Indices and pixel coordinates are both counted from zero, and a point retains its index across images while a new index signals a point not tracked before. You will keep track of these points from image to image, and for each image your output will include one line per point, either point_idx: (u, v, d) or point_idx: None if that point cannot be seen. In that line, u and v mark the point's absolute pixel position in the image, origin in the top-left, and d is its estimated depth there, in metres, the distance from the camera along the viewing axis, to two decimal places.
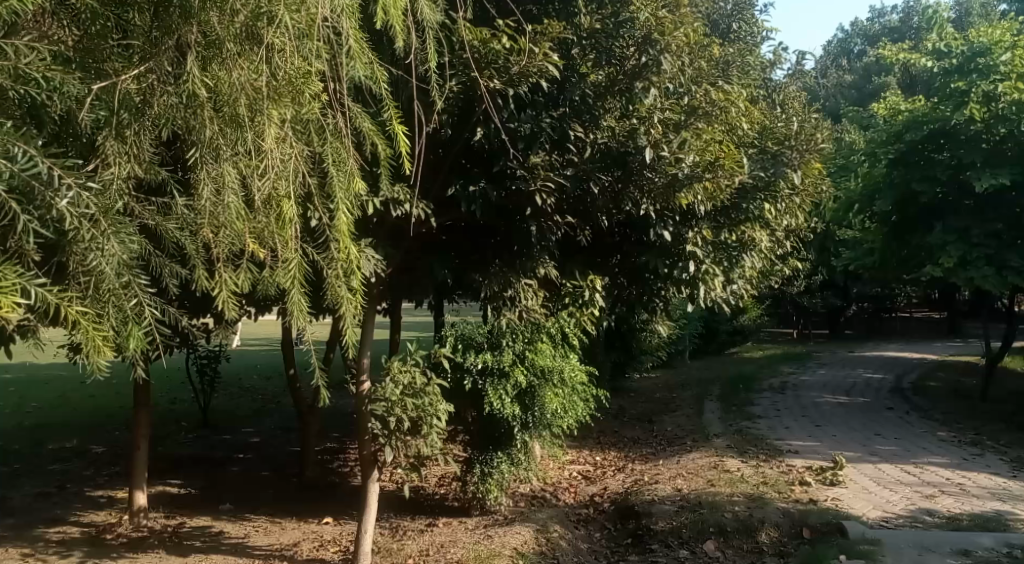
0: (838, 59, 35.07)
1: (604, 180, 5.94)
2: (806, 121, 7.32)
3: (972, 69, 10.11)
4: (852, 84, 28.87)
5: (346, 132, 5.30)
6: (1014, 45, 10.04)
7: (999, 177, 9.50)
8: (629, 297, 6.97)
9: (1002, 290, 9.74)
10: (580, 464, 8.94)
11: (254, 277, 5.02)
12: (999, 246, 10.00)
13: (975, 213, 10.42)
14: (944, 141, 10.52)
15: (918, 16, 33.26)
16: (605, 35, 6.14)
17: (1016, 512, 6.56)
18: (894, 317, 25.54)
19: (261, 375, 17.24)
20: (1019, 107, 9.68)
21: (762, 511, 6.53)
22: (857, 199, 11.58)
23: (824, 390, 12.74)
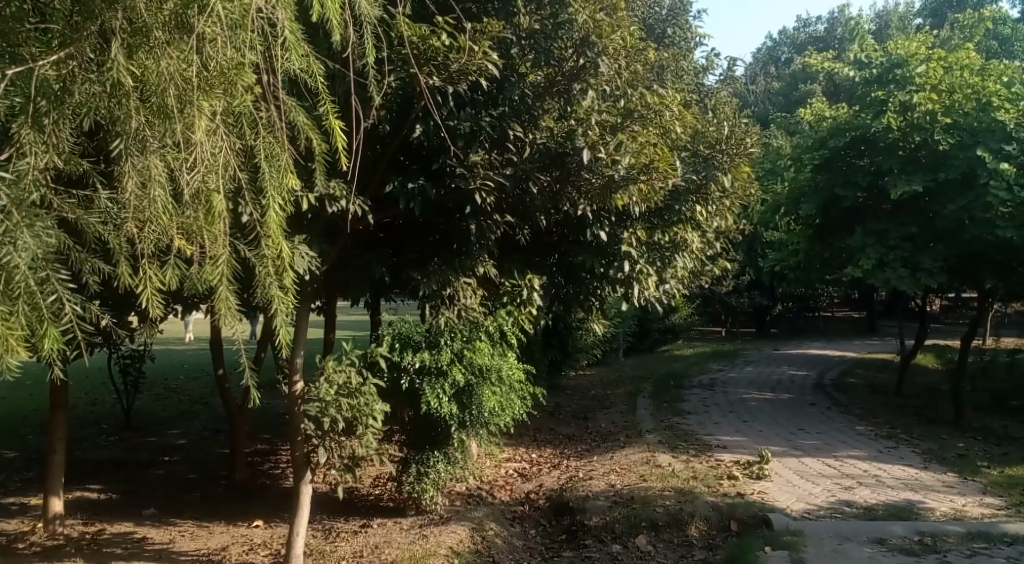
0: (765, 66, 36.00)
1: (542, 180, 6.04)
2: (737, 125, 7.54)
3: (890, 79, 10.66)
4: (780, 90, 29.68)
5: (280, 127, 5.22)
6: (929, 58, 10.52)
7: (913, 184, 9.94)
8: (566, 296, 7.03)
9: (916, 290, 10.17)
10: (517, 462, 9.00)
11: (181, 275, 4.89)
12: (914, 248, 10.45)
13: (891, 217, 10.86)
14: (865, 147, 10.95)
15: (840, 27, 34.41)
16: (544, 36, 6.24)
17: (927, 502, 6.89)
18: (817, 317, 26.38)
19: (188, 375, 16.78)
20: (933, 116, 10.12)
21: (691, 505, 6.69)
22: (783, 203, 11.99)
23: (749, 387, 13.11)
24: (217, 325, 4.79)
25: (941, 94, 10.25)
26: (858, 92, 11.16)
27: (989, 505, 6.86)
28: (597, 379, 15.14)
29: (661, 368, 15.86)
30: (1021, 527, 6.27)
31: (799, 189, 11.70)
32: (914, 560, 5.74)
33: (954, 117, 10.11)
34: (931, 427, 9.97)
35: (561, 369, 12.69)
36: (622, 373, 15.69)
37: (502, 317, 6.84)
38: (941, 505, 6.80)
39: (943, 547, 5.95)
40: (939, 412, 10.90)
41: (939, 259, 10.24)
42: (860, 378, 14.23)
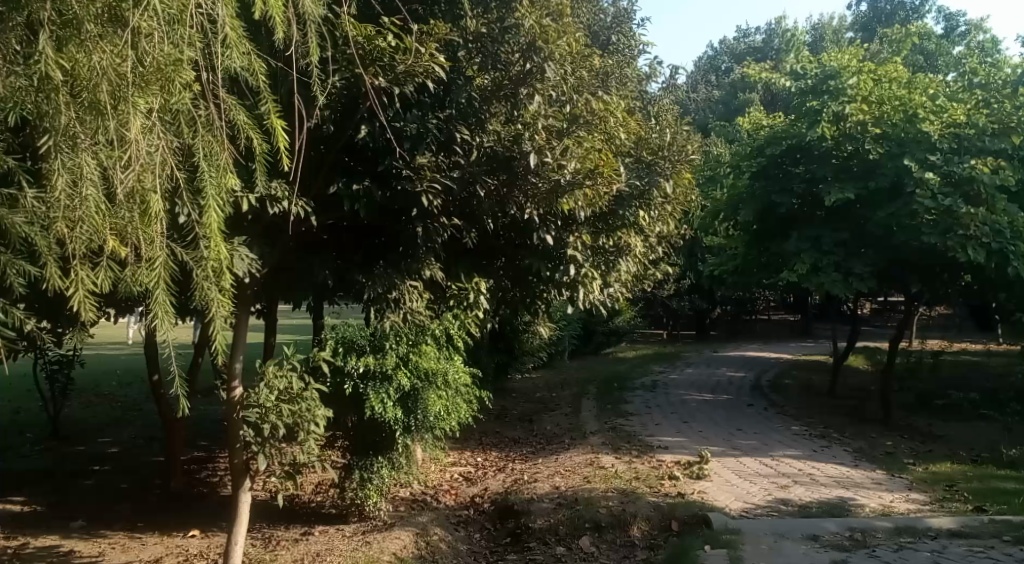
0: (705, 74, 36.71)
1: (490, 183, 6.19)
2: (678, 132, 7.72)
3: (824, 90, 10.88)
4: (720, 98, 30.35)
5: (219, 125, 5.14)
6: (860, 71, 10.79)
7: (845, 192, 10.27)
8: (512, 299, 7.25)
9: (848, 294, 10.50)
10: (462, 466, 8.98)
11: (113, 277, 4.75)
12: (846, 254, 10.80)
13: (825, 223, 11.22)
14: (800, 156, 11.31)
15: (778, 38, 35.34)
16: (490, 39, 6.40)
17: (857, 499, 7.12)
18: (754, 321, 27.01)
19: (120, 381, 16.26)
20: (864, 127, 10.58)
21: (634, 506, 6.79)
22: (722, 209, 12.36)
23: (689, 389, 13.36)
24: (153, 329, 4.65)
25: (872, 106, 10.56)
26: (795, 102, 11.42)
27: (916, 500, 7.14)
28: (541, 383, 15.22)
29: (604, 371, 16.03)
30: (945, 522, 6.53)
31: (738, 195, 12.04)
32: (846, 556, 5.94)
33: (884, 127, 10.49)
34: (860, 427, 10.32)
35: (507, 372, 12.73)
36: (566, 376, 15.81)
37: (448, 320, 6.91)
38: (872, 502, 7.04)
39: (872, 542, 6.17)
40: (868, 413, 11.28)
41: (868, 264, 10.61)
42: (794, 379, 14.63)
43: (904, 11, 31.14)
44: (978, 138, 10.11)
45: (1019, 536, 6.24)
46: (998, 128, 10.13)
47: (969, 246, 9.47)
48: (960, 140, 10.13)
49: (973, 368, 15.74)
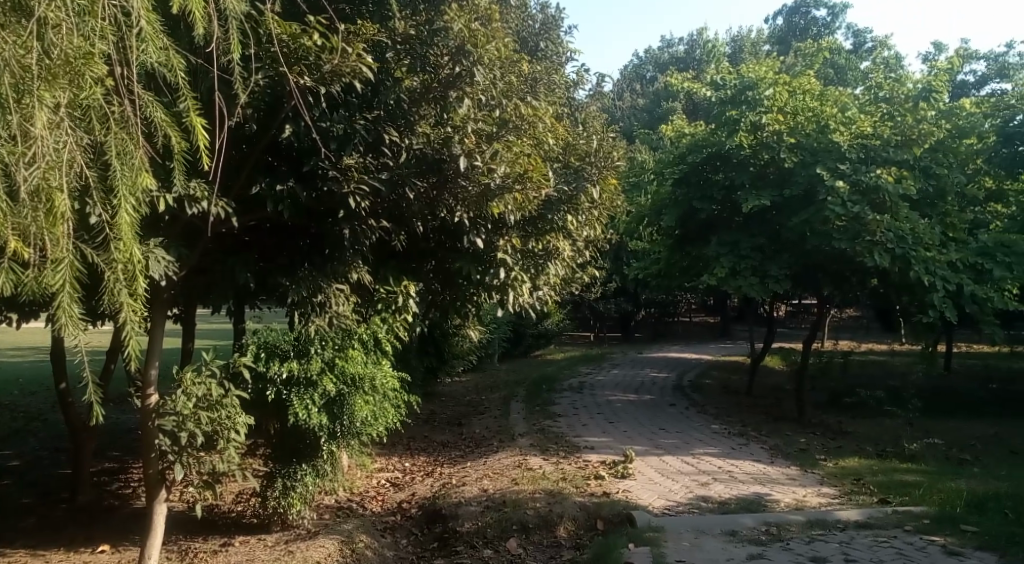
0: (629, 83, 37.53)
1: (419, 186, 6.32)
2: (603, 139, 7.91)
3: (743, 100, 11.37)
4: (644, 107, 31.23)
5: (133, 122, 4.98)
6: (776, 82, 11.39)
7: (761, 199, 10.66)
8: (442, 303, 7.28)
9: (764, 296, 10.88)
10: (389, 472, 8.90)
11: (15, 282, 4.43)
12: (762, 258, 11.17)
13: (742, 229, 11.63)
14: (720, 164, 11.68)
15: (699, 49, 36.51)
16: (419, 41, 6.57)
17: (773, 494, 7.40)
18: (676, 323, 27.81)
19: (26, 390, 15.48)
20: (780, 136, 11.01)
21: (560, 506, 6.88)
22: (646, 214, 12.72)
23: (614, 390, 13.60)
24: (59, 335, 4.49)
25: (787, 116, 11.06)
26: (714, 111, 11.78)
27: (826, 495, 7.46)
28: (470, 386, 15.25)
29: (531, 373, 16.18)
30: (853, 514, 6.85)
31: (661, 201, 12.39)
32: (762, 550, 6.17)
33: (798, 137, 10.93)
34: (774, 425, 10.72)
35: (435, 377, 12.71)
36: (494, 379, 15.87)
37: (375, 324, 6.99)
38: (786, 497, 7.33)
39: (786, 536, 6.42)
40: (783, 411, 11.75)
41: (784, 268, 11.02)
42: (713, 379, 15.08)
43: (816, 27, 35.29)
44: (883, 149, 10.56)
45: (920, 525, 6.59)
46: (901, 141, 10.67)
47: (876, 250, 9.97)
48: (867, 150, 10.60)
49: (877, 369, 16.53)
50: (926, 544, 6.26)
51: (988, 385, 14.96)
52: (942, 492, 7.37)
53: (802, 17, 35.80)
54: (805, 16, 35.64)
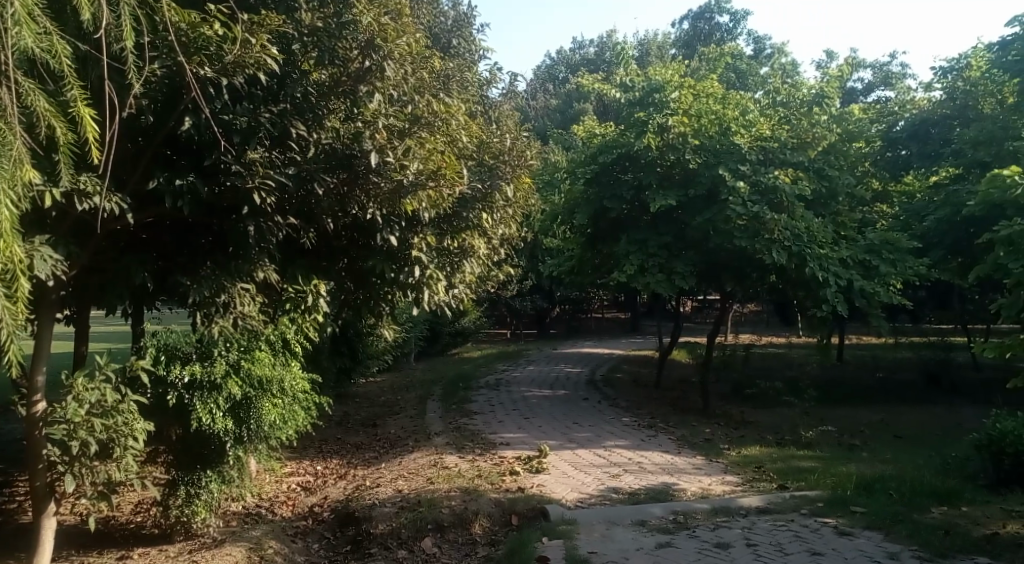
0: (543, 83, 37.99)
1: (328, 181, 6.23)
2: (517, 138, 8.04)
3: (651, 102, 11.63)
4: (557, 106, 31.94)
5: (12, 111, 4.70)
6: (681, 85, 11.70)
7: (669, 199, 11.01)
8: (355, 302, 7.18)
9: (671, 291, 11.19)
10: (300, 476, 8.70)
11: None
12: (668, 256, 11.49)
13: (651, 228, 11.97)
14: (628, 164, 11.93)
15: (609, 51, 37.12)
16: (327, 34, 6.51)
17: (680, 484, 7.65)
18: (590, 318, 28.73)
19: None
20: (684, 138, 11.28)
21: (475, 503, 6.90)
22: (560, 212, 12.95)
23: (529, 385, 13.73)
24: None
25: (691, 118, 11.31)
26: (624, 113, 12.10)
27: (729, 482, 7.78)
28: (385, 385, 15.11)
29: (446, 372, 16.18)
30: (754, 500, 7.16)
31: (574, 201, 12.61)
32: (670, 538, 6.37)
33: (702, 139, 11.28)
34: (681, 416, 11.12)
35: (348, 377, 12.52)
36: (410, 378, 15.81)
37: (284, 325, 7.20)
38: (692, 485, 7.60)
39: (692, 523, 6.66)
40: (689, 403, 12.19)
41: (690, 264, 11.35)
42: (624, 373, 15.48)
43: (720, 32, 37.24)
44: (781, 150, 11.34)
45: (815, 508, 6.97)
46: (796, 143, 11.51)
47: (774, 248, 10.44)
48: (767, 152, 11.34)
49: (775, 360, 17.38)
50: (820, 526, 6.62)
51: (875, 375, 15.91)
52: (835, 476, 7.81)
53: (705, 22, 37.58)
54: (709, 21, 37.51)
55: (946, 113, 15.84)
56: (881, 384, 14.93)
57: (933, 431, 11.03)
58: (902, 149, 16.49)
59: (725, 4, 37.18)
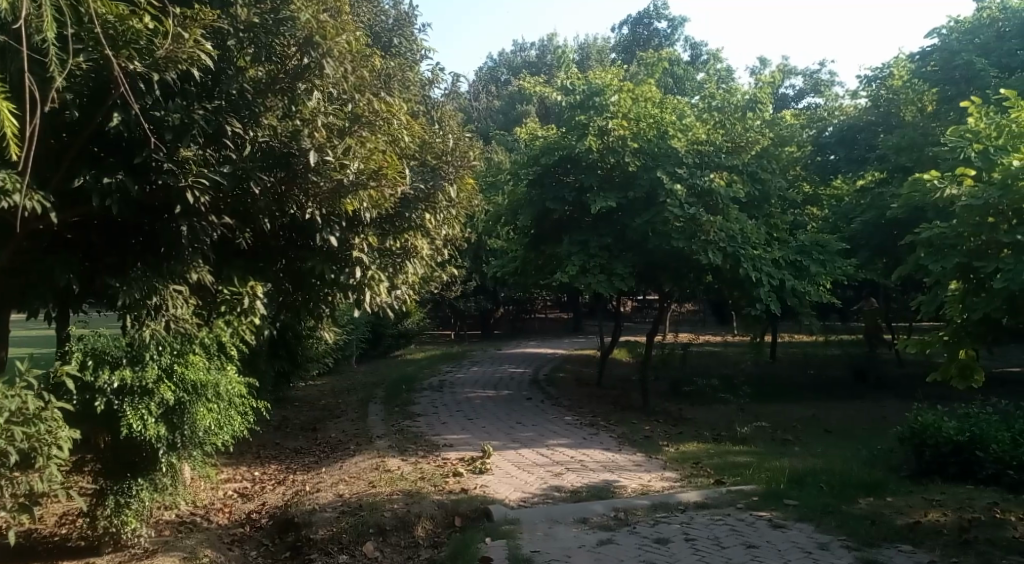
0: (485, 84, 37.94)
1: (265, 180, 6.17)
2: (459, 139, 8.07)
3: (590, 106, 11.78)
4: (499, 109, 32.16)
5: None
6: (619, 90, 11.86)
7: (609, 201, 11.16)
8: (293, 303, 7.19)
9: (612, 293, 11.32)
10: (237, 482, 8.53)
11: None
12: (610, 257, 11.61)
13: (592, 228, 12.06)
14: (570, 166, 12.04)
15: (551, 54, 37.34)
16: (264, 30, 6.39)
17: (620, 481, 7.75)
18: (534, 318, 29.09)
19: None
20: (624, 141, 11.47)
21: (418, 506, 6.86)
22: (503, 214, 13.03)
23: (473, 386, 13.71)
24: None
25: (630, 122, 11.52)
26: (565, 116, 12.14)
27: (668, 479, 7.93)
28: (326, 389, 14.92)
29: (389, 375, 16.05)
30: (692, 496, 7.31)
31: (517, 202, 12.69)
32: (611, 535, 6.44)
33: (641, 142, 11.44)
34: (621, 414, 11.29)
35: (288, 381, 12.26)
36: (352, 382, 15.66)
37: (218, 328, 6.92)
38: (632, 482, 7.72)
39: (633, 520, 6.75)
40: (630, 401, 12.40)
41: (628, 266, 11.49)
42: (567, 373, 15.59)
43: (658, 38, 37.76)
44: (715, 155, 11.59)
45: (750, 502, 7.16)
46: (730, 147, 11.96)
47: (710, 250, 10.68)
48: (702, 156, 11.57)
49: (712, 358, 17.86)
50: (756, 519, 6.80)
51: (807, 372, 16.45)
52: (769, 471, 8.03)
53: (644, 28, 38.08)
54: (648, 27, 37.98)
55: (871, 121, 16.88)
56: (810, 381, 15.41)
57: (859, 426, 11.45)
58: (831, 154, 17.64)
59: (663, 9, 37.75)
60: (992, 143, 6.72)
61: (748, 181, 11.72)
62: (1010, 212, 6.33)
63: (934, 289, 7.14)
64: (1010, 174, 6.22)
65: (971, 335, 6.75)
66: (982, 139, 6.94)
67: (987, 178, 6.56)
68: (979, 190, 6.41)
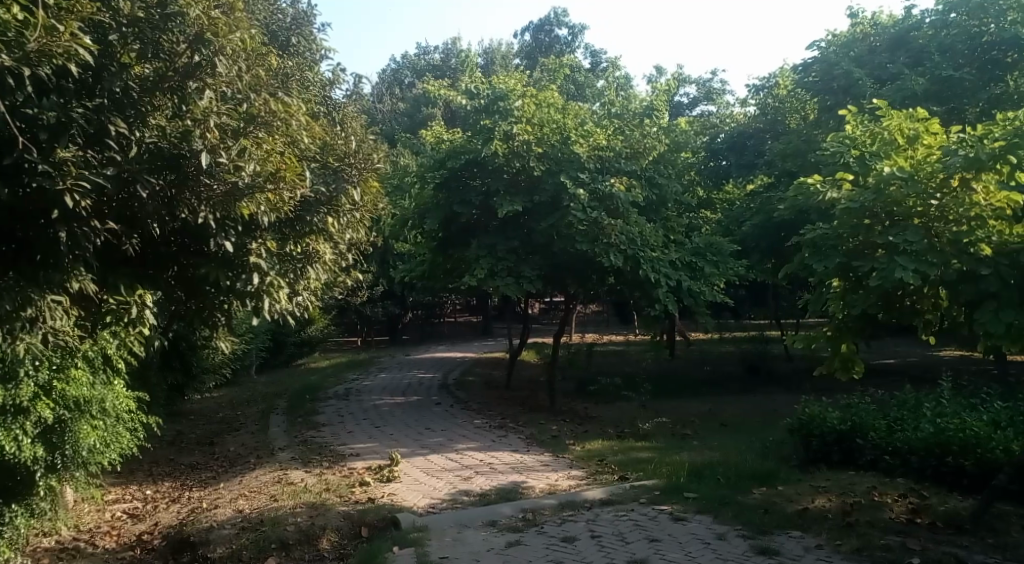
0: (390, 86, 37.55)
1: (153, 183, 5.81)
2: (361, 141, 8.04)
3: (496, 110, 12.09)
4: (405, 112, 32.01)
5: None
6: (524, 95, 12.25)
7: (515, 205, 11.25)
8: (186, 312, 6.91)
9: (519, 295, 11.40)
10: (126, 502, 8.05)
11: None
12: (517, 260, 11.73)
13: (500, 231, 12.12)
14: (477, 170, 12.08)
15: (455, 58, 37.34)
16: (150, 25, 6.07)
17: (528, 482, 7.82)
18: (441, 323, 29.21)
19: None
20: (529, 145, 11.58)
21: (323, 519, 6.68)
22: (411, 218, 12.93)
23: (380, 393, 13.53)
24: None
25: (534, 127, 11.67)
26: (470, 120, 12.61)
27: (574, 477, 8.08)
28: (224, 400, 14.46)
29: (293, 383, 15.70)
30: (597, 494, 7.46)
31: (424, 205, 12.65)
32: (519, 536, 6.48)
33: (544, 147, 11.58)
34: (530, 415, 11.41)
35: (181, 393, 11.85)
36: (253, 392, 15.23)
37: (104, 340, 6.69)
38: (540, 483, 7.81)
39: (541, 520, 6.81)
40: (537, 402, 12.59)
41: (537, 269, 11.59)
42: (475, 376, 15.62)
43: (559, 45, 38.42)
44: (616, 160, 11.85)
45: (652, 497, 7.38)
46: (629, 153, 12.11)
47: (612, 252, 10.97)
48: (603, 161, 11.77)
49: (615, 357, 18.38)
50: (658, 513, 7.00)
51: (704, 367, 17.08)
52: (669, 465, 8.33)
53: (546, 34, 38.69)
54: (549, 34, 38.59)
55: (759, 127, 18.11)
56: (706, 378, 16.02)
57: (753, 420, 11.98)
58: (723, 160, 18.50)
59: (564, 17, 38.45)
60: (868, 149, 7.19)
61: (646, 186, 12.24)
62: (883, 214, 6.72)
63: (820, 287, 7.51)
64: (883, 180, 6.70)
65: (850, 330, 7.17)
66: (860, 145, 7.38)
67: (863, 182, 7.00)
68: (856, 194, 6.83)
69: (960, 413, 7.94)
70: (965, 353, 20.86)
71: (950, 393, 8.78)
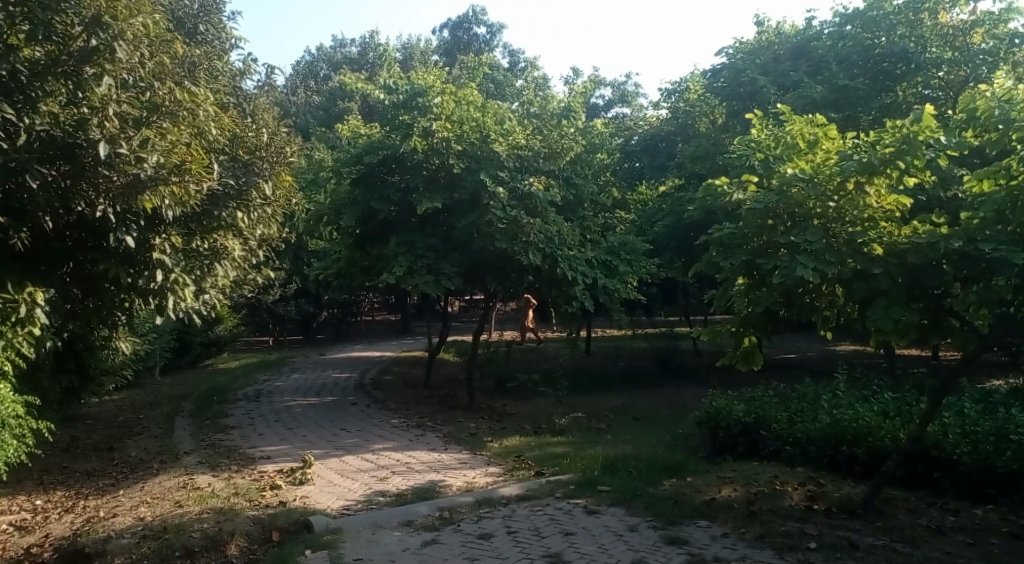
0: (304, 79, 36.66)
1: (45, 174, 5.48)
2: (275, 133, 7.88)
3: (414, 106, 11.76)
4: (319, 106, 31.33)
5: None
6: (443, 91, 11.91)
7: (434, 202, 11.16)
8: (83, 309, 6.62)
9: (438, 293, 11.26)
10: (13, 514, 7.52)
11: None
12: (436, 257, 11.60)
13: (421, 228, 12.01)
14: (395, 165, 11.90)
15: (372, 52, 36.66)
16: (40, 4, 5.60)
17: (445, 481, 7.77)
18: (357, 322, 28.85)
19: None
20: (448, 142, 11.47)
21: (231, 524, 6.44)
22: (326, 213, 12.53)
23: (293, 394, 13.19)
24: None
25: (454, 124, 11.57)
26: (387, 115, 12.17)
27: (491, 474, 8.10)
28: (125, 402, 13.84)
29: (201, 385, 15.15)
30: (513, 490, 7.48)
31: (340, 201, 12.36)
32: (434, 535, 6.41)
33: (464, 144, 11.54)
34: (447, 413, 11.36)
35: (77, 398, 11.16)
36: (157, 394, 14.63)
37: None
38: (457, 480, 7.78)
39: (457, 518, 6.77)
40: (455, 400, 12.55)
41: (455, 266, 11.50)
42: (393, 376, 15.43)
43: (477, 43, 38.34)
44: (533, 159, 11.98)
45: (568, 491, 7.46)
46: (548, 152, 12.28)
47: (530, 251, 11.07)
48: (522, 160, 11.87)
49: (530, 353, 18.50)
50: (573, 507, 7.08)
51: (618, 362, 17.34)
52: (584, 459, 8.45)
53: (464, 32, 38.52)
54: (467, 31, 38.39)
55: (670, 130, 18.72)
56: (615, 373, 16.32)
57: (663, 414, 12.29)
58: (636, 162, 19.14)
59: (481, 16, 38.37)
60: (772, 152, 7.51)
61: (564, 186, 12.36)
62: (785, 216, 6.99)
63: (726, 284, 7.78)
64: (786, 182, 6.95)
65: (754, 326, 7.46)
66: (764, 149, 7.71)
67: (767, 183, 7.31)
68: (760, 195, 7.06)
69: (854, 404, 8.37)
70: (861, 348, 21.87)
71: (846, 385, 9.23)
